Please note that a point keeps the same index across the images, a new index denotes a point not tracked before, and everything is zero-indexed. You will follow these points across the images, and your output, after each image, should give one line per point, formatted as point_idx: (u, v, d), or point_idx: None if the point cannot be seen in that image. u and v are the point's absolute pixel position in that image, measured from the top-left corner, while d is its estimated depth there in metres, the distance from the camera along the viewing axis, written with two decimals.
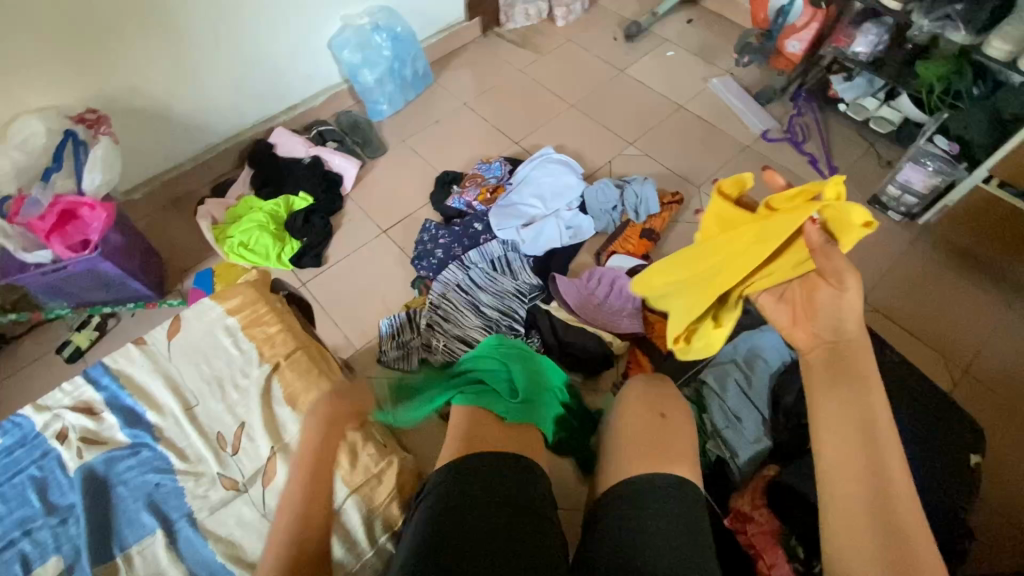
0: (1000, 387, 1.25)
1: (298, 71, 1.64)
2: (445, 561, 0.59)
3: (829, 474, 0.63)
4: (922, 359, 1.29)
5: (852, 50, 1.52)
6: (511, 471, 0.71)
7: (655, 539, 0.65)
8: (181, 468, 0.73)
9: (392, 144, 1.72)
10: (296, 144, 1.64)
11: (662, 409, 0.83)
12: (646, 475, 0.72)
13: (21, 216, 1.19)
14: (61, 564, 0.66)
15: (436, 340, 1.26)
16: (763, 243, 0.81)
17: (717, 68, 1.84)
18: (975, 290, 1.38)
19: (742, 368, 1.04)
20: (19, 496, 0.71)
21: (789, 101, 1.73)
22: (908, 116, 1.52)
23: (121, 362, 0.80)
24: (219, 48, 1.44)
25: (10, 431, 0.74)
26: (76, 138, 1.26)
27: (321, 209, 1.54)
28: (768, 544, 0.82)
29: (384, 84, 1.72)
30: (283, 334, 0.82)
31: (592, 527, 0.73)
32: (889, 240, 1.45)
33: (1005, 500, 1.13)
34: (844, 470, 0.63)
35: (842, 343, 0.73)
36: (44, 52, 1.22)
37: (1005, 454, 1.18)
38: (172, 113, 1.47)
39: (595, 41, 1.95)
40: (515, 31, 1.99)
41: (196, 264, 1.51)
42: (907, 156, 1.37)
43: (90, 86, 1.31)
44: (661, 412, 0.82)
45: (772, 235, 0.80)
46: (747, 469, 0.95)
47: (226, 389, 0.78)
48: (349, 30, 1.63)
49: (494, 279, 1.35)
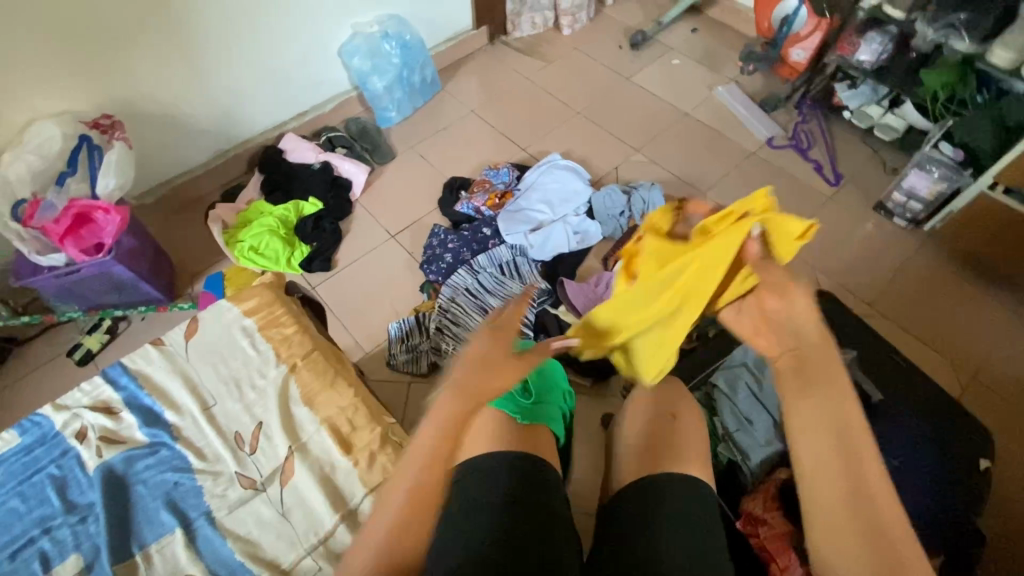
0: (1007, 392, 1.26)
1: (308, 78, 1.66)
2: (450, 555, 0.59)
3: (811, 478, 0.58)
4: (930, 364, 1.29)
5: (856, 58, 1.54)
6: (523, 469, 0.72)
7: (667, 536, 0.65)
8: (199, 467, 0.74)
9: (401, 150, 1.74)
10: (306, 150, 1.66)
11: (673, 410, 0.85)
12: (662, 475, 0.73)
13: (36, 220, 1.21)
14: (80, 562, 0.67)
15: (446, 345, 1.29)
16: (713, 269, 0.77)
17: (721, 76, 1.86)
18: (980, 296, 1.38)
19: (754, 372, 1.03)
20: (39, 495, 0.71)
21: (794, 109, 1.74)
22: (912, 123, 1.54)
23: (138, 363, 0.80)
24: (230, 56, 1.46)
25: (29, 431, 0.75)
26: (90, 142, 1.29)
27: (332, 214, 1.55)
28: (781, 547, 0.83)
29: (393, 90, 1.74)
30: (300, 335, 0.83)
31: (606, 527, 0.72)
32: (894, 246, 1.46)
33: (1015, 505, 1.13)
34: (825, 474, 0.57)
35: (807, 348, 0.62)
36: (59, 58, 1.23)
37: (1013, 458, 1.18)
38: (183, 117, 1.49)
39: (600, 50, 1.97)
40: (521, 39, 2.01)
41: (206, 268, 1.52)
42: (913, 162, 1.39)
43: (104, 90, 1.33)
44: (672, 413, 0.84)
45: (715, 260, 0.76)
46: (758, 472, 0.95)
47: (243, 390, 0.79)
48: (359, 38, 1.65)
49: (503, 284, 1.37)
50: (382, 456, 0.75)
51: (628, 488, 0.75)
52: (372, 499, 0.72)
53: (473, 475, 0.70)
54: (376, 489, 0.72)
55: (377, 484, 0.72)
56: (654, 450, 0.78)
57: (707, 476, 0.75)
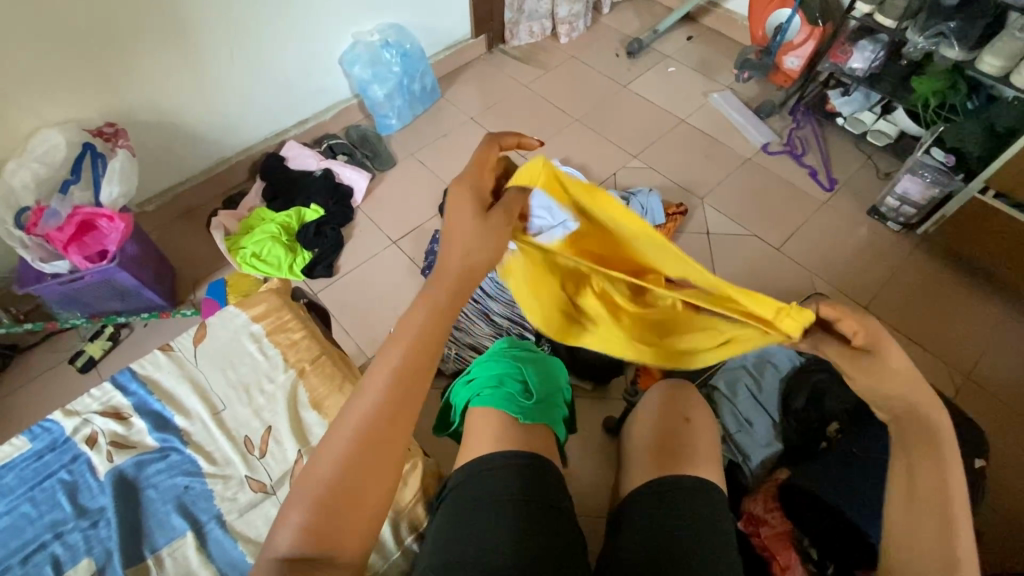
0: (1003, 394, 1.27)
1: (309, 86, 1.68)
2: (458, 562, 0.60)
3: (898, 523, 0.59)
4: (924, 366, 1.31)
5: (848, 66, 1.57)
6: (528, 470, 0.72)
7: (677, 540, 0.66)
8: (210, 471, 0.74)
9: (401, 158, 1.75)
10: (307, 157, 1.68)
11: (686, 412, 0.85)
12: (670, 478, 0.75)
13: (40, 227, 1.22)
14: (92, 565, 0.67)
15: (447, 349, 1.29)
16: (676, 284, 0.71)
17: (717, 83, 1.89)
18: (975, 299, 1.40)
19: (752, 373, 1.07)
20: (50, 500, 0.72)
21: (788, 115, 1.77)
22: (904, 129, 1.57)
23: (148, 368, 0.81)
24: (233, 65, 1.48)
25: (39, 436, 0.76)
26: (94, 150, 1.30)
27: (334, 220, 1.57)
28: (782, 546, 0.86)
29: (393, 98, 1.75)
30: (308, 340, 0.85)
31: (616, 533, 0.74)
32: (888, 250, 1.49)
33: (1010, 505, 1.14)
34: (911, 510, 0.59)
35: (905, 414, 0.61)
36: (66, 68, 1.25)
37: (1012, 461, 1.19)
38: (186, 123, 1.50)
39: (598, 58, 2.00)
40: (519, 48, 2.04)
41: (209, 274, 1.53)
42: (906, 167, 1.41)
43: (108, 95, 1.34)
44: (685, 416, 0.84)
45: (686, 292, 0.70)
46: (759, 471, 0.97)
47: (252, 395, 0.79)
48: (359, 46, 1.67)
49: (505, 288, 1.34)
50: None
51: (638, 492, 0.76)
52: None
53: (478, 474, 0.71)
54: None
55: None
56: (657, 451, 0.80)
57: (711, 476, 0.76)
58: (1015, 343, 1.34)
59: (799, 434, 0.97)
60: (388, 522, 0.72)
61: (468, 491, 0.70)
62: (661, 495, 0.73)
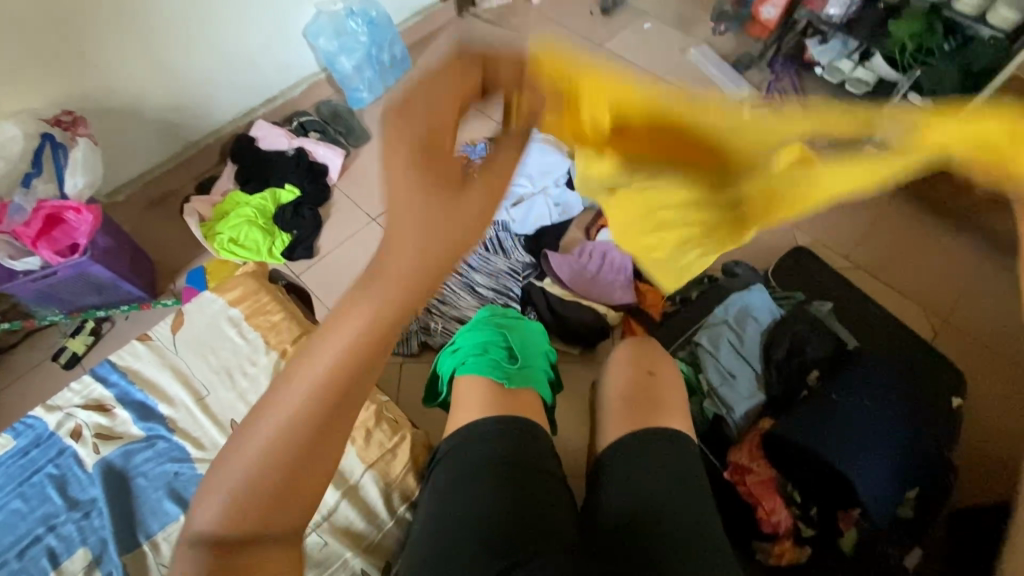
0: (982, 333, 1.30)
1: (274, 62, 1.62)
2: (446, 537, 0.62)
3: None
4: (903, 311, 1.34)
5: (825, 13, 1.54)
6: (514, 432, 0.73)
7: (658, 498, 0.68)
8: (198, 456, 0.72)
9: (375, 131, 1.72)
10: (278, 136, 1.63)
11: (650, 366, 0.88)
12: (640, 431, 0.77)
13: (6, 224, 1.17)
14: (89, 554, 0.66)
15: (435, 323, 1.29)
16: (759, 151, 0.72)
17: (694, 38, 1.84)
18: (953, 242, 1.42)
19: (734, 328, 1.05)
20: (40, 494, 0.70)
21: (766, 68, 1.75)
22: (882, 76, 1.53)
23: (127, 359, 0.79)
24: (193, 45, 1.43)
25: (23, 433, 0.74)
26: (53, 140, 1.24)
27: (310, 201, 1.54)
28: (767, 491, 0.89)
29: (362, 70, 1.70)
30: (287, 321, 0.81)
31: (597, 487, 0.76)
32: (867, 198, 1.50)
33: (988, 438, 1.18)
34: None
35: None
36: (18, 57, 1.19)
37: (989, 394, 1.23)
38: (149, 109, 1.45)
39: (572, 17, 1.94)
40: (490, 10, 1.97)
41: (188, 263, 1.50)
42: (884, 115, 1.40)
43: (63, 82, 1.28)
44: (649, 369, 0.87)
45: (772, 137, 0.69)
46: (743, 422, 0.98)
47: (235, 379, 0.77)
48: (324, 17, 1.62)
49: (488, 259, 1.37)
50: (378, 432, 0.75)
51: (616, 445, 0.78)
52: (371, 475, 0.73)
53: (471, 442, 0.72)
54: (373, 465, 0.74)
55: (374, 461, 0.73)
56: (644, 409, 0.81)
57: (680, 425, 0.80)
58: (988, 281, 1.36)
59: (783, 385, 0.98)
60: (367, 469, 0.73)
61: (458, 458, 0.71)
62: (646, 453, 0.74)
